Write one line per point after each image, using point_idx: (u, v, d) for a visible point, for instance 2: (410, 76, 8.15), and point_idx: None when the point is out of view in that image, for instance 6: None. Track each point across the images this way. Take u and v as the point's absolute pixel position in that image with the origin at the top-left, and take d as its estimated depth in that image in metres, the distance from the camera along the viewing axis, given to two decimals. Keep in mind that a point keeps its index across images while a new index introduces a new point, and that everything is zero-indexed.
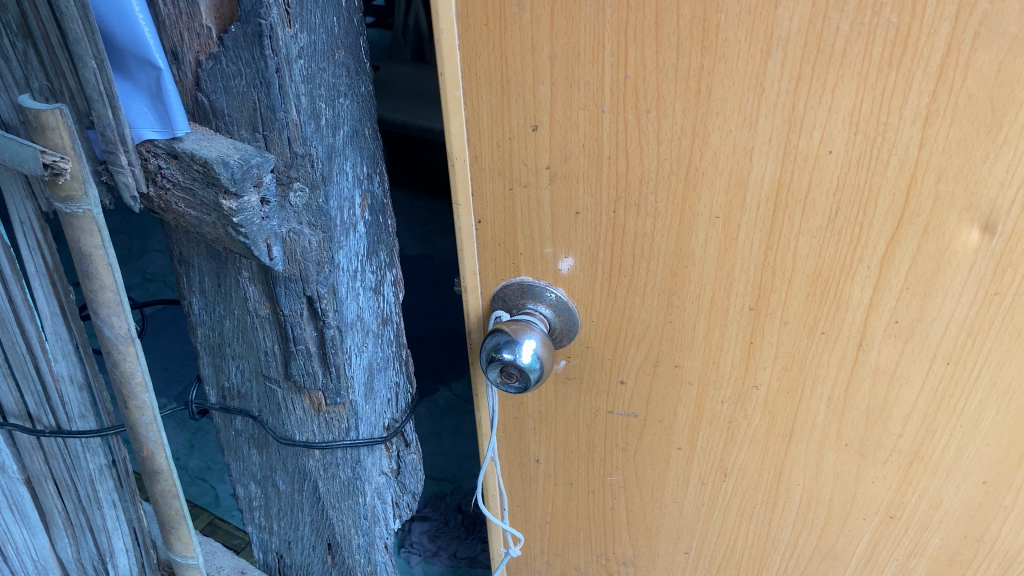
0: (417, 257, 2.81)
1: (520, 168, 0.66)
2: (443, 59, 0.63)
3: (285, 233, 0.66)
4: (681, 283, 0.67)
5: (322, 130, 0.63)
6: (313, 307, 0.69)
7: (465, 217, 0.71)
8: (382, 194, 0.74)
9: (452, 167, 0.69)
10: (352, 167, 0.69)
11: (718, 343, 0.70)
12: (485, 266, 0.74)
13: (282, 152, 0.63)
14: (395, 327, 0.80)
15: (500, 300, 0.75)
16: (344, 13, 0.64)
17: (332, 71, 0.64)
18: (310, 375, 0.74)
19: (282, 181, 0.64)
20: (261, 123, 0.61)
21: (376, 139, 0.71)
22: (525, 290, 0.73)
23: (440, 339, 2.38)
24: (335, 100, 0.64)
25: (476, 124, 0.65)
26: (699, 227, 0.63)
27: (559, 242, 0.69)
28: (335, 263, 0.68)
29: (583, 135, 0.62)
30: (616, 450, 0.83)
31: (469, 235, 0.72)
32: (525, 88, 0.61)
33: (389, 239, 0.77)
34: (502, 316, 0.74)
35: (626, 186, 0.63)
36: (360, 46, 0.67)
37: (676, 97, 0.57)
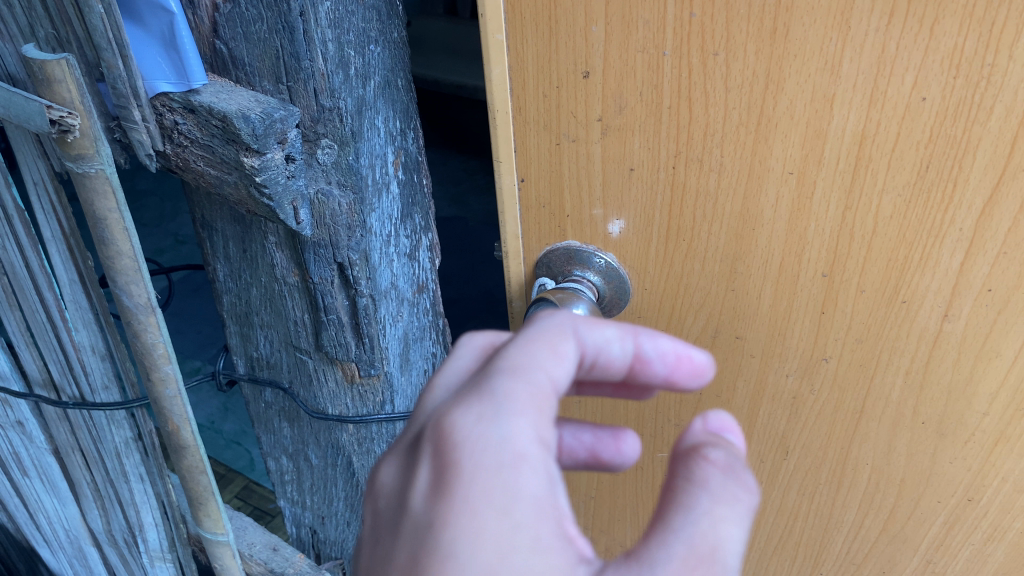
0: (450, 218, 2.75)
1: (568, 120, 0.60)
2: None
3: (313, 193, 0.61)
4: (746, 247, 0.61)
5: (351, 82, 0.58)
6: (344, 273, 0.64)
7: (507, 175, 0.65)
8: (417, 152, 0.69)
9: (493, 121, 0.63)
10: (385, 122, 0.63)
11: (785, 313, 0.64)
12: (529, 228, 0.68)
13: (308, 104, 0.57)
14: (432, 295, 0.75)
15: (544, 267, 0.70)
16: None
17: (362, 15, 0.58)
18: (342, 348, 0.69)
19: (308, 137, 0.59)
20: (285, 73, 0.56)
21: (410, 92, 0.66)
22: (571, 255, 0.68)
23: (475, 303, 2.34)
24: (365, 48, 0.59)
25: (520, 71, 0.59)
26: (769, 184, 0.57)
27: (612, 202, 0.63)
28: (366, 226, 0.63)
29: (640, 82, 0.55)
30: (668, 425, 0.77)
31: (511, 195, 0.67)
32: (576, 29, 0.55)
33: (425, 201, 0.71)
34: (547, 284, 0.68)
35: (687, 139, 0.57)
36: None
37: (747, 36, 0.51)
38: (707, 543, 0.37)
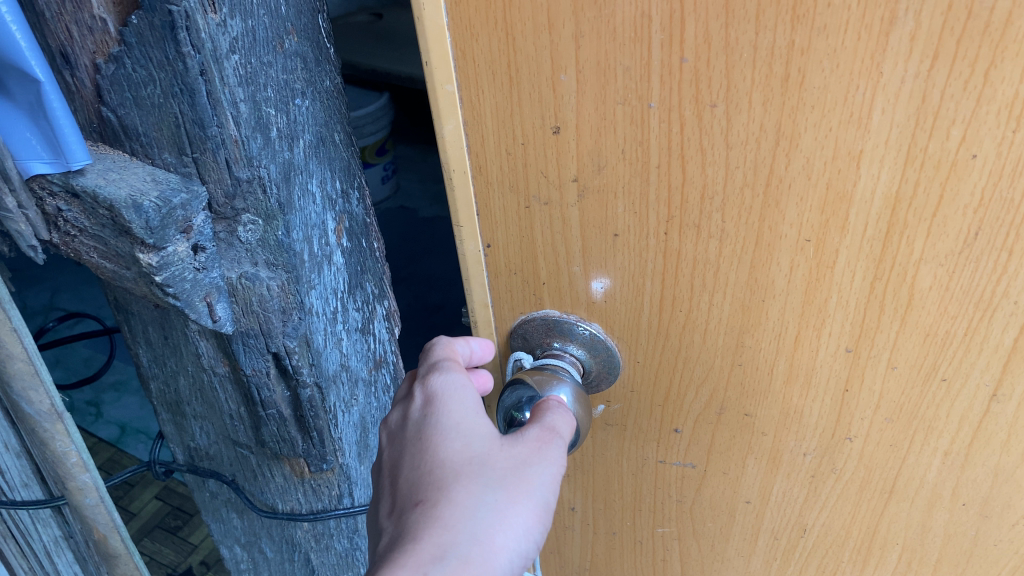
0: (432, 217, 2.63)
1: (538, 181, 0.50)
2: (427, 44, 0.46)
3: (227, 277, 0.59)
4: (755, 319, 0.51)
5: (270, 145, 0.55)
6: (277, 354, 0.63)
7: (470, 241, 0.56)
8: (358, 215, 0.72)
9: (449, 182, 0.53)
10: (318, 187, 0.63)
11: (802, 389, 0.54)
12: (500, 297, 0.59)
13: (220, 178, 0.54)
14: (383, 377, 0.80)
15: (520, 337, 0.60)
16: (313, 27, 0.62)
17: (279, 69, 0.56)
18: (279, 419, 0.68)
19: (225, 214, 0.57)
20: (189, 142, 0.53)
21: (342, 154, 0.68)
22: (550, 326, 0.58)
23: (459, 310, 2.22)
24: (285, 105, 0.57)
25: (478, 126, 0.49)
26: (781, 251, 0.47)
27: (595, 270, 0.53)
28: (303, 308, 0.61)
29: (622, 138, 0.46)
30: (668, 501, 0.68)
31: (477, 261, 0.57)
32: (542, 78, 0.45)
33: (363, 266, 0.73)
34: (525, 360, 0.59)
35: (681, 201, 0.47)
36: (329, 63, 0.66)
37: (753, 84, 0.41)
38: (551, 425, 0.53)
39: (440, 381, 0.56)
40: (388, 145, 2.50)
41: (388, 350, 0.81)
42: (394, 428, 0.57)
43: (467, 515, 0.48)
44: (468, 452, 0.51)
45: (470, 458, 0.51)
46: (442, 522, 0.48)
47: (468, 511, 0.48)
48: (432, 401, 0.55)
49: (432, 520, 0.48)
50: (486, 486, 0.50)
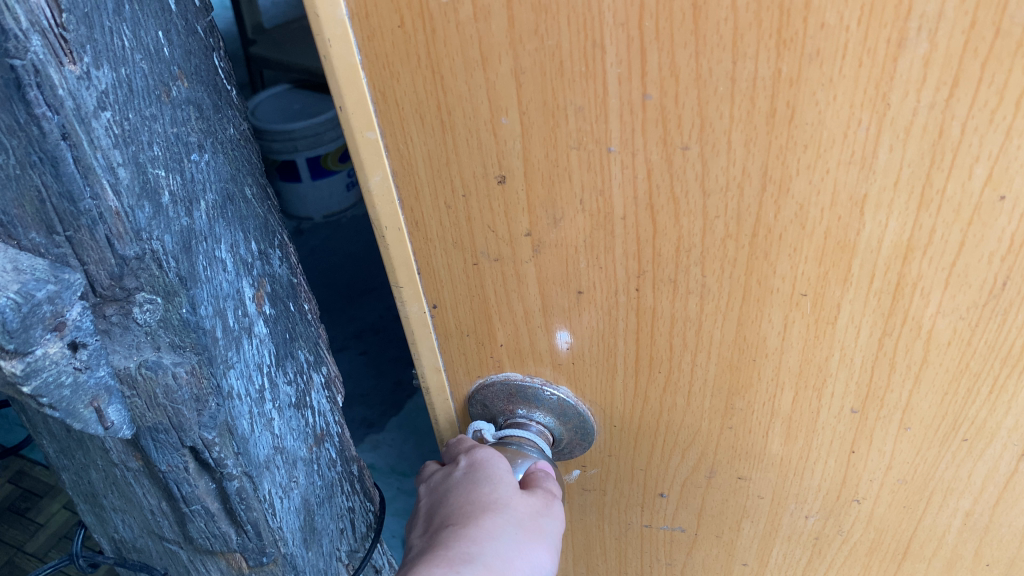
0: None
1: (485, 236, 0.42)
2: (340, 86, 0.39)
3: (119, 370, 0.50)
4: (746, 380, 0.44)
5: (160, 215, 0.46)
6: (194, 448, 0.55)
7: (413, 302, 0.48)
8: (280, 275, 0.63)
9: (382, 238, 0.45)
10: (228, 252, 0.54)
11: (801, 452, 0.48)
12: (453, 360, 0.51)
13: (101, 258, 0.44)
14: (331, 446, 0.75)
15: (479, 403, 0.53)
16: (207, 67, 0.52)
17: (168, 121, 0.47)
18: (205, 513, 0.61)
19: (115, 297, 0.47)
20: (59, 219, 0.42)
21: (254, 211, 0.59)
22: (512, 392, 0.51)
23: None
24: (179, 163, 0.48)
25: (409, 176, 0.41)
26: (772, 307, 0.40)
27: (560, 332, 0.46)
28: (221, 392, 0.54)
29: (579, 188, 0.38)
30: (658, 564, 0.61)
31: (423, 323, 0.50)
32: (478, 122, 0.37)
33: (293, 332, 0.66)
34: (488, 431, 0.52)
35: (653, 256, 0.40)
36: (228, 110, 0.55)
37: (731, 122, 0.34)
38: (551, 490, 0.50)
39: (484, 450, 0.51)
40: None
41: (329, 421, 0.74)
42: (435, 481, 0.53)
43: (490, 536, 0.47)
44: (496, 492, 0.48)
45: (499, 495, 0.48)
46: (469, 536, 0.48)
47: (491, 534, 0.47)
48: (473, 466, 0.51)
49: (457, 537, 0.48)
50: (509, 517, 0.48)
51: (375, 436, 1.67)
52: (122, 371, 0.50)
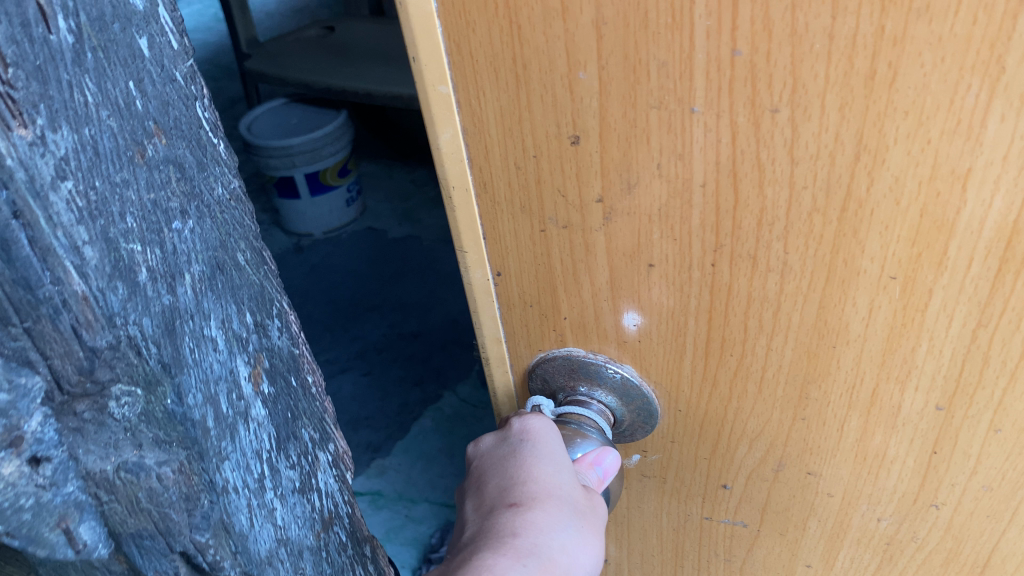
0: (400, 237, 2.22)
1: (555, 201, 0.41)
2: (414, 36, 0.37)
3: (91, 473, 0.36)
4: (823, 368, 0.42)
5: (134, 299, 0.34)
6: (186, 552, 0.41)
7: (476, 268, 0.47)
8: (281, 348, 0.48)
9: (449, 199, 0.44)
10: (218, 329, 0.40)
11: (878, 450, 0.45)
12: (515, 331, 0.50)
13: (67, 349, 0.32)
14: (343, 525, 0.58)
15: (539, 378, 0.51)
16: (191, 120, 0.39)
17: (141, 186, 0.34)
18: None
19: (85, 392, 0.34)
20: (11, 311, 0.30)
21: (249, 279, 0.44)
22: (574, 368, 0.49)
23: (441, 332, 1.84)
24: (159, 234, 0.35)
25: (480, 135, 0.40)
26: (858, 290, 0.38)
27: (627, 306, 0.44)
28: (214, 484, 0.40)
29: (657, 152, 0.36)
30: (716, 559, 0.59)
31: (485, 291, 0.48)
32: (555, 78, 0.36)
33: (296, 410, 0.50)
34: (547, 407, 0.51)
35: (732, 228, 0.38)
36: (215, 166, 0.41)
37: (826, 83, 0.31)
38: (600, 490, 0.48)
39: (538, 418, 0.49)
40: (348, 164, 2.15)
41: (341, 501, 0.58)
42: (486, 450, 0.51)
43: (551, 529, 0.45)
44: (560, 477, 0.46)
45: (558, 479, 0.46)
46: (530, 527, 0.45)
47: (552, 527, 0.45)
48: (525, 433, 0.48)
49: (515, 527, 0.45)
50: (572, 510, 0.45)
51: (380, 462, 1.54)
52: (96, 475, 0.36)
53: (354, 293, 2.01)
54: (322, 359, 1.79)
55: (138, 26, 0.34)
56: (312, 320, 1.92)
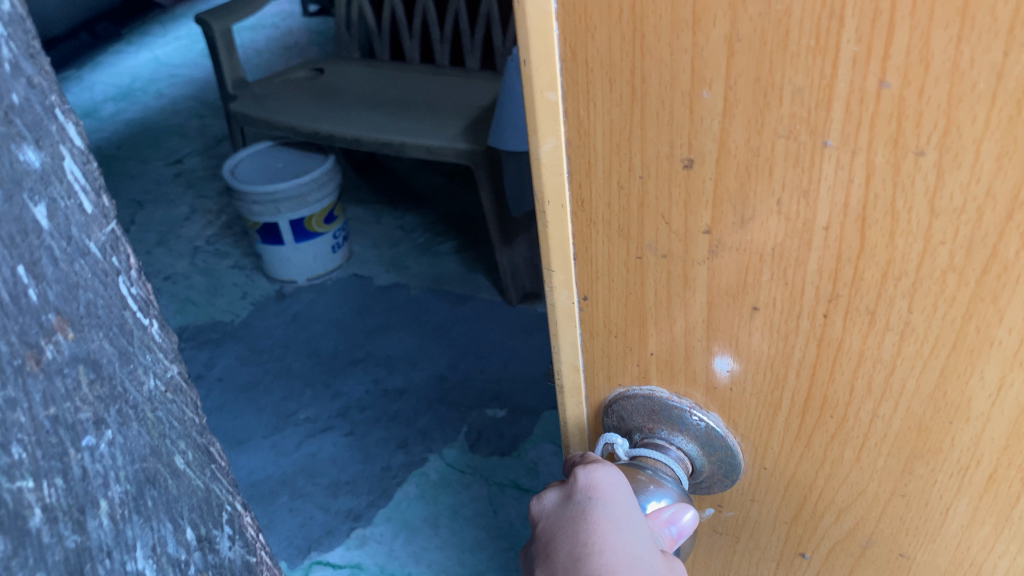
0: (388, 285, 1.91)
1: (656, 228, 0.38)
2: (527, 38, 0.35)
3: None
4: (933, 443, 0.38)
5: (22, 550, 0.28)
6: None
7: (562, 290, 0.44)
8: (228, 559, 0.41)
9: (542, 214, 0.41)
10: (145, 556, 0.34)
11: (985, 540, 0.40)
12: (593, 361, 0.46)
13: None
14: None
15: (614, 416, 0.48)
16: (112, 305, 0.31)
17: (37, 403, 0.28)
18: None
19: None
20: None
21: (189, 485, 0.37)
22: (655, 409, 0.46)
23: (427, 389, 1.58)
24: (62, 461, 0.29)
25: (584, 149, 0.37)
26: (988, 363, 0.34)
27: (721, 350, 0.41)
28: None
29: (777, 186, 0.33)
30: None
31: (568, 316, 0.45)
32: (675, 94, 0.33)
33: None
34: (621, 447, 0.47)
35: (852, 278, 0.34)
36: (146, 354, 0.33)
37: (986, 127, 0.28)
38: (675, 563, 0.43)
39: (603, 471, 0.44)
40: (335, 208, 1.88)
41: None
42: (548, 509, 0.45)
43: None
44: (638, 545, 0.41)
45: (636, 547, 0.41)
46: None
47: None
48: (591, 489, 0.43)
49: None
50: None
51: (361, 531, 1.31)
52: None
53: (337, 344, 1.73)
54: (302, 417, 1.54)
55: (33, 190, 0.26)
56: (293, 375, 1.65)
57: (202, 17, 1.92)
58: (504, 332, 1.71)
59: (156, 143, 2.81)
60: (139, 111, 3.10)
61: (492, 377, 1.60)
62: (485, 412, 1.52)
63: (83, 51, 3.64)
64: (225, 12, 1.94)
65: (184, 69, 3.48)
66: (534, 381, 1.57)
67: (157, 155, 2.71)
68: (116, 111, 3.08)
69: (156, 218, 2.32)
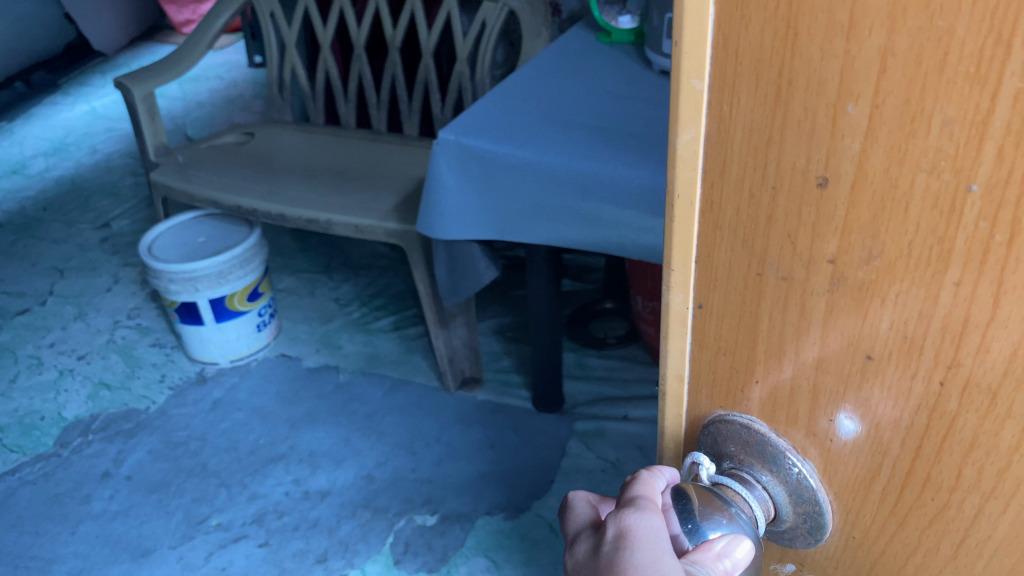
0: (317, 367, 1.57)
1: (781, 249, 0.32)
2: (682, 17, 0.31)
3: None
4: None
5: None
6: None
7: (677, 290, 0.37)
8: None
9: (668, 208, 0.35)
10: None
11: None
12: (701, 374, 0.38)
13: None
14: None
15: (710, 439, 0.39)
16: None
17: None
18: None
19: None
20: None
21: None
22: (749, 440, 0.37)
23: (352, 491, 1.28)
24: None
25: (723, 146, 0.32)
26: None
27: (844, 407, 0.33)
28: None
29: (916, 224, 0.28)
30: None
31: (680, 321, 0.38)
32: (821, 104, 0.28)
33: None
34: (705, 469, 0.39)
35: (979, 348, 0.28)
36: None
37: None
38: None
39: (636, 514, 0.40)
40: (264, 284, 1.55)
41: None
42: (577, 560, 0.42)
43: None
44: None
45: None
46: None
47: None
48: (622, 537, 0.40)
49: None
50: None
51: None
52: None
53: (257, 435, 1.41)
54: (214, 524, 1.25)
55: None
56: (209, 472, 1.35)
57: (123, 80, 1.57)
58: (436, 425, 1.40)
59: (83, 204, 2.31)
60: (75, 169, 2.54)
61: (422, 479, 1.30)
62: (413, 518, 1.23)
63: (17, 101, 3.11)
64: (145, 74, 1.59)
65: (125, 123, 2.89)
66: (465, 481, 1.28)
67: (82, 217, 2.24)
68: (64, 172, 2.53)
69: (76, 289, 1.91)
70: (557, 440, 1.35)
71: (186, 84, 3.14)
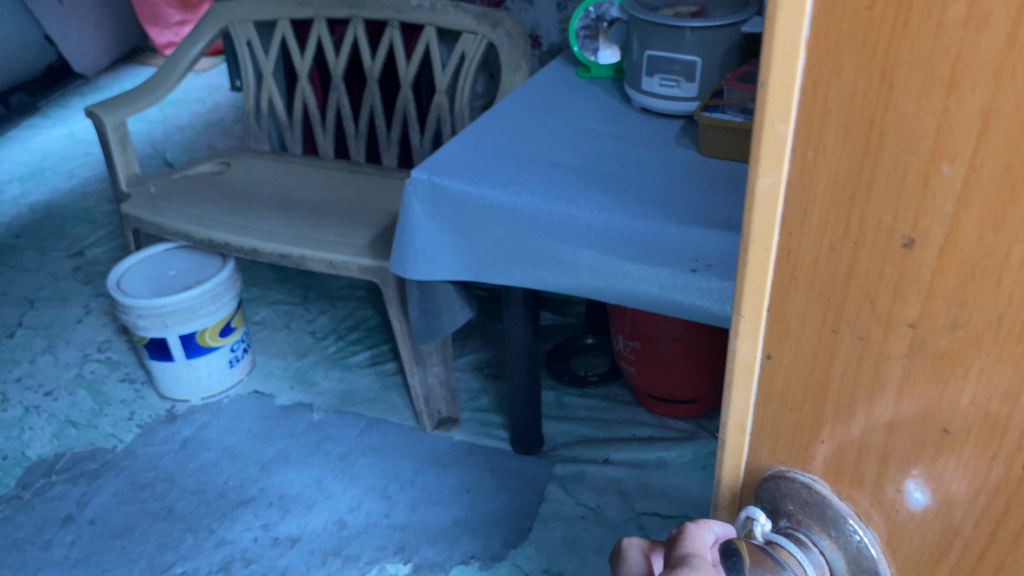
0: (290, 404, 1.52)
1: (861, 307, 0.30)
2: (769, 58, 0.29)
3: None
4: None
5: None
6: None
7: (745, 339, 0.35)
8: None
9: (742, 253, 0.34)
10: None
11: None
12: (768, 425, 0.36)
13: None
14: None
15: (766, 495, 0.38)
16: None
17: None
18: None
19: None
20: None
21: None
22: (809, 500, 0.35)
23: (323, 540, 1.24)
24: None
25: (806, 193, 0.30)
26: None
27: (914, 475, 0.31)
28: None
29: (1008, 295, 0.26)
30: None
31: (746, 370, 0.36)
32: (913, 163, 0.27)
33: None
34: (760, 525, 0.37)
35: None
36: None
37: None
38: None
39: None
40: (237, 317, 1.50)
41: None
42: None
43: None
44: None
45: None
46: None
47: None
48: None
49: None
50: None
51: None
52: None
53: (225, 477, 1.37)
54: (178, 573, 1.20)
55: None
56: (175, 516, 1.30)
57: (92, 109, 1.53)
58: (410, 467, 1.36)
59: (57, 231, 2.24)
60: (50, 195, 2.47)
61: (395, 525, 1.26)
62: (384, 569, 1.19)
63: None
64: (116, 103, 1.55)
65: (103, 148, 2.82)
66: (439, 528, 1.25)
67: (55, 245, 2.17)
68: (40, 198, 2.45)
69: (45, 320, 1.84)
70: (535, 484, 1.32)
71: (166, 108, 3.08)
